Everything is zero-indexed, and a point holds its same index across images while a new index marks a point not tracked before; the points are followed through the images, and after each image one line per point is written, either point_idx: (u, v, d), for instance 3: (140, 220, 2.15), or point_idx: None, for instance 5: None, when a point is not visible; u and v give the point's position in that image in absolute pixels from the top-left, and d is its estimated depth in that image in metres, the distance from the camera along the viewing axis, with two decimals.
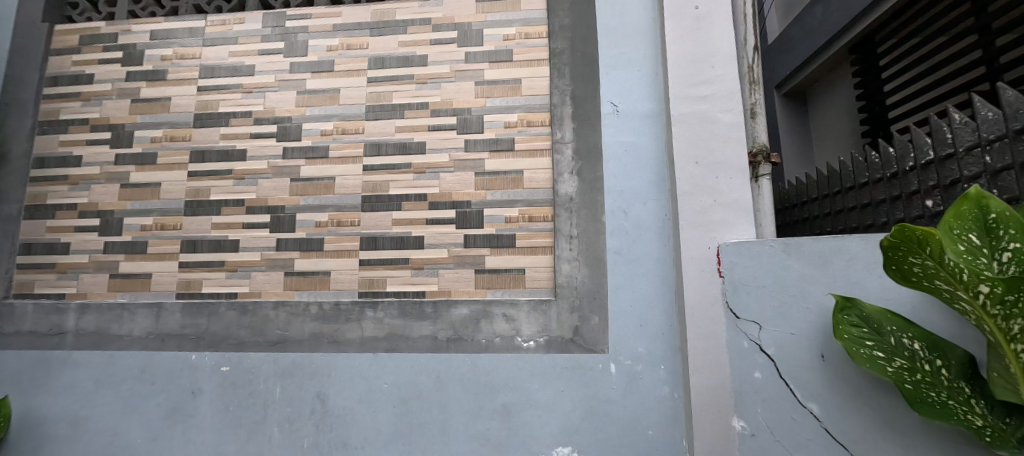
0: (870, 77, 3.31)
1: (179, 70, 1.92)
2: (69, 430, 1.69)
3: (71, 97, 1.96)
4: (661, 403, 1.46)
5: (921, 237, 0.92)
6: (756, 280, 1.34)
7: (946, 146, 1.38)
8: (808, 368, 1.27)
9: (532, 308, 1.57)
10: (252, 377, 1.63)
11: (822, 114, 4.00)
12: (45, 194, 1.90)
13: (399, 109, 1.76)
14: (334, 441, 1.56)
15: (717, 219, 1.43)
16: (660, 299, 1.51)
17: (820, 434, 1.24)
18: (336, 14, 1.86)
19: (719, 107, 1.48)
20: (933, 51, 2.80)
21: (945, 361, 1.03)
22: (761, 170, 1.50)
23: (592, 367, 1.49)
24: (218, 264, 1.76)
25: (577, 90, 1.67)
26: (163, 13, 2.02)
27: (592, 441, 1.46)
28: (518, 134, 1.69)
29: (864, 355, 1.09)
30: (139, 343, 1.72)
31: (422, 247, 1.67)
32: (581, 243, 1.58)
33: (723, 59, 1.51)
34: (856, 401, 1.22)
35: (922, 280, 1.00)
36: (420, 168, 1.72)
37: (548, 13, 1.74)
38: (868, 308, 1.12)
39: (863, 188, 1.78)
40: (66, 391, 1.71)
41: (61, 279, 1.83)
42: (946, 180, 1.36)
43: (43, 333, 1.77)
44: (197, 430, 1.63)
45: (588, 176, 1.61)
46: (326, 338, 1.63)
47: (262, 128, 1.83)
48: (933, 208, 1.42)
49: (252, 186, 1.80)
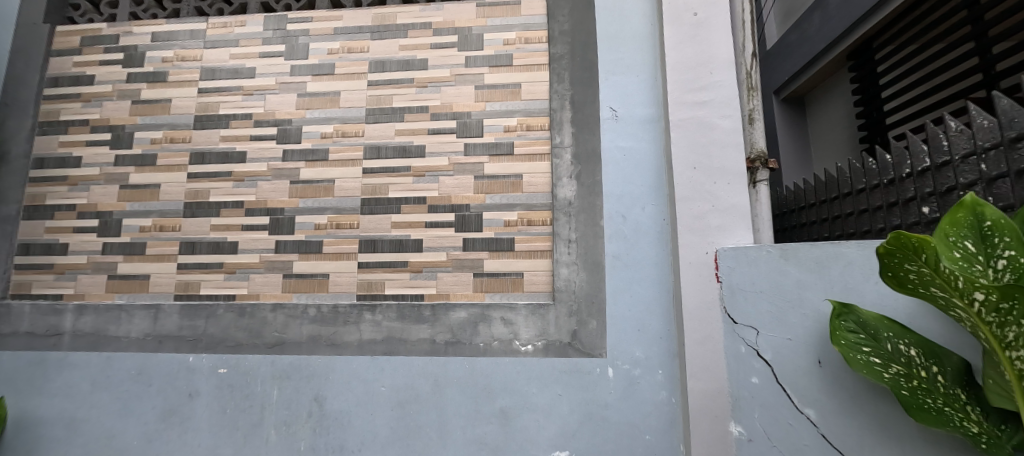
0: (868, 82, 3.33)
1: (180, 72, 1.92)
2: (65, 432, 1.68)
3: (72, 98, 1.97)
4: (659, 408, 1.46)
5: (918, 245, 0.92)
6: (753, 285, 1.34)
7: (942, 154, 1.39)
8: (805, 374, 1.27)
9: (531, 311, 1.57)
10: (250, 379, 1.63)
11: (820, 120, 4.01)
12: (45, 194, 1.90)
13: (399, 113, 1.77)
14: (331, 445, 1.56)
15: (715, 225, 1.43)
16: (658, 303, 1.51)
17: (817, 439, 1.24)
18: (337, 18, 1.87)
19: (718, 112, 1.49)
20: (932, 57, 2.82)
21: (940, 368, 1.04)
22: (759, 175, 1.51)
23: (590, 371, 1.50)
24: (217, 266, 1.76)
25: (576, 95, 1.68)
26: (164, 15, 2.03)
27: (590, 446, 1.46)
28: (518, 138, 1.70)
29: (860, 361, 1.08)
30: (136, 345, 1.72)
31: (421, 250, 1.67)
32: (581, 247, 1.58)
33: (722, 65, 1.52)
34: (853, 407, 1.22)
35: (918, 287, 1.00)
36: (420, 171, 1.72)
37: (548, 18, 1.75)
38: (865, 314, 1.12)
39: (860, 194, 1.79)
40: (61, 393, 1.70)
41: (59, 280, 1.83)
42: (942, 186, 1.38)
43: (40, 334, 1.77)
44: (194, 432, 1.62)
45: (587, 180, 1.62)
46: (324, 340, 1.63)
47: (262, 131, 1.83)
48: (929, 215, 1.42)
49: (251, 189, 1.80)
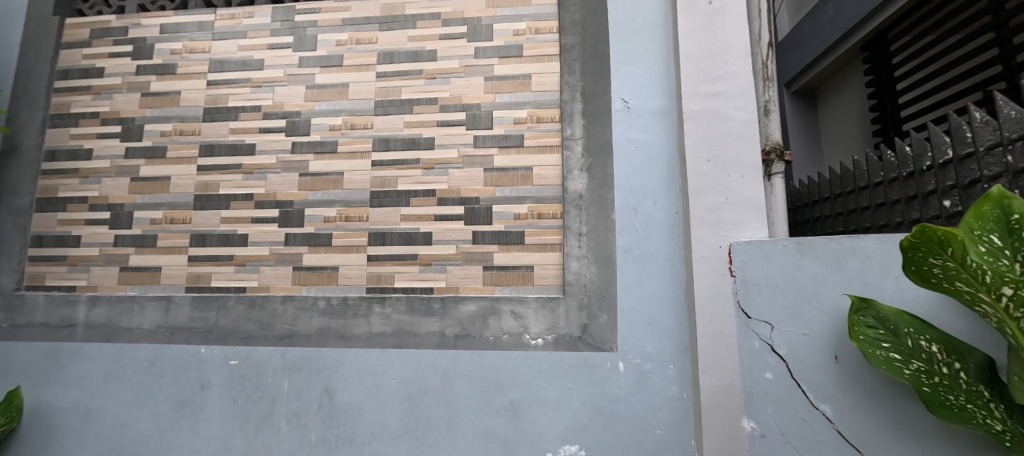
0: (883, 74, 3.26)
1: (189, 64, 1.92)
2: (80, 421, 1.70)
3: (82, 91, 1.97)
4: (670, 402, 1.45)
5: (944, 238, 0.91)
6: (768, 280, 1.32)
7: (965, 145, 1.35)
8: (821, 369, 1.25)
9: (540, 305, 1.56)
10: (261, 371, 1.64)
11: (832, 113, 3.93)
12: (57, 187, 1.92)
13: (408, 105, 1.76)
14: (341, 436, 1.56)
15: (729, 218, 1.41)
16: (669, 298, 1.50)
17: (832, 436, 1.23)
18: (345, 8, 1.85)
19: (732, 104, 1.46)
20: (948, 49, 2.75)
21: (964, 364, 1.01)
22: (774, 168, 1.48)
23: (600, 366, 1.48)
24: (228, 258, 1.76)
25: (587, 86, 1.66)
26: (172, 6, 2.01)
27: (600, 441, 1.46)
28: (528, 130, 1.68)
29: (879, 357, 1.06)
30: (148, 336, 1.73)
31: (431, 243, 1.66)
32: (591, 240, 1.57)
33: (738, 55, 1.48)
34: (870, 404, 1.20)
35: (942, 281, 0.98)
36: (428, 164, 1.71)
37: (559, 8, 1.72)
38: (884, 309, 1.10)
39: (877, 187, 1.75)
40: (76, 383, 1.72)
41: (72, 271, 1.84)
42: (965, 179, 1.34)
43: (54, 325, 1.78)
44: (206, 423, 1.63)
45: (598, 173, 1.60)
46: (333, 333, 1.63)
47: (271, 123, 1.82)
48: (951, 208, 1.39)
49: (261, 181, 1.80)
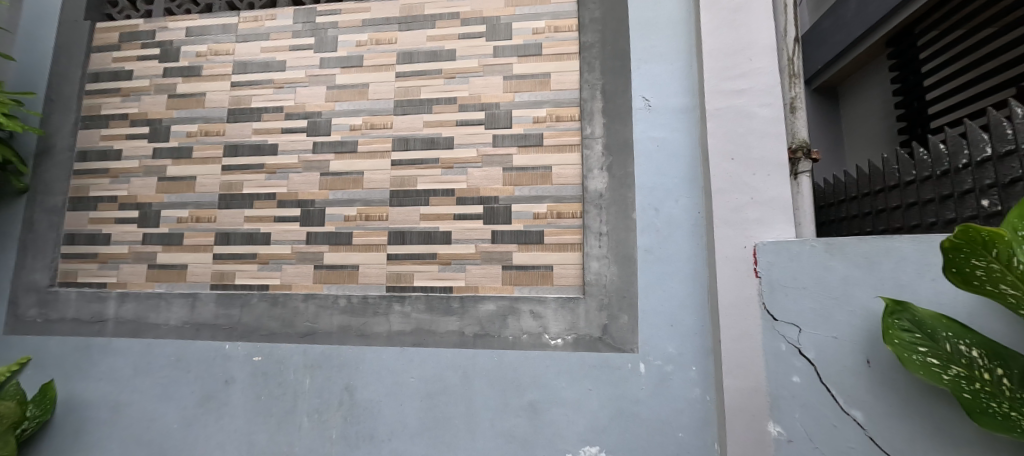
0: (909, 69, 3.16)
1: (213, 66, 1.95)
2: (109, 414, 1.75)
3: (112, 93, 2.02)
4: (692, 405, 1.42)
5: (988, 238, 0.87)
6: (796, 281, 1.29)
7: (1006, 142, 1.30)
8: (852, 374, 1.22)
9: (560, 305, 1.54)
10: (283, 367, 1.66)
11: (856, 110, 3.83)
12: (88, 187, 1.97)
13: (427, 104, 1.76)
14: (361, 433, 1.57)
15: (753, 218, 1.38)
16: (692, 299, 1.47)
17: (863, 442, 1.19)
18: (365, 9, 1.87)
19: (757, 101, 1.43)
20: (980, 43, 2.64)
21: (1007, 370, 0.97)
22: (801, 166, 1.44)
23: (621, 366, 1.47)
24: (251, 257, 1.79)
25: (607, 84, 1.64)
26: (197, 9, 2.05)
27: (620, 442, 1.44)
28: (547, 129, 1.67)
29: (917, 362, 1.03)
30: (174, 332, 1.76)
31: (450, 242, 1.67)
32: (611, 240, 1.55)
33: (763, 51, 1.45)
34: (904, 410, 1.17)
35: (986, 284, 0.94)
36: (447, 163, 1.72)
37: (579, 6, 1.71)
38: (920, 312, 1.06)
39: (908, 186, 1.70)
40: (106, 377, 1.77)
41: (102, 268, 1.89)
42: (1005, 178, 1.29)
43: (86, 320, 1.83)
44: (230, 418, 1.66)
45: (619, 172, 1.58)
46: (353, 331, 1.65)
47: (293, 123, 1.85)
48: (990, 208, 1.35)
49: (283, 180, 1.82)
